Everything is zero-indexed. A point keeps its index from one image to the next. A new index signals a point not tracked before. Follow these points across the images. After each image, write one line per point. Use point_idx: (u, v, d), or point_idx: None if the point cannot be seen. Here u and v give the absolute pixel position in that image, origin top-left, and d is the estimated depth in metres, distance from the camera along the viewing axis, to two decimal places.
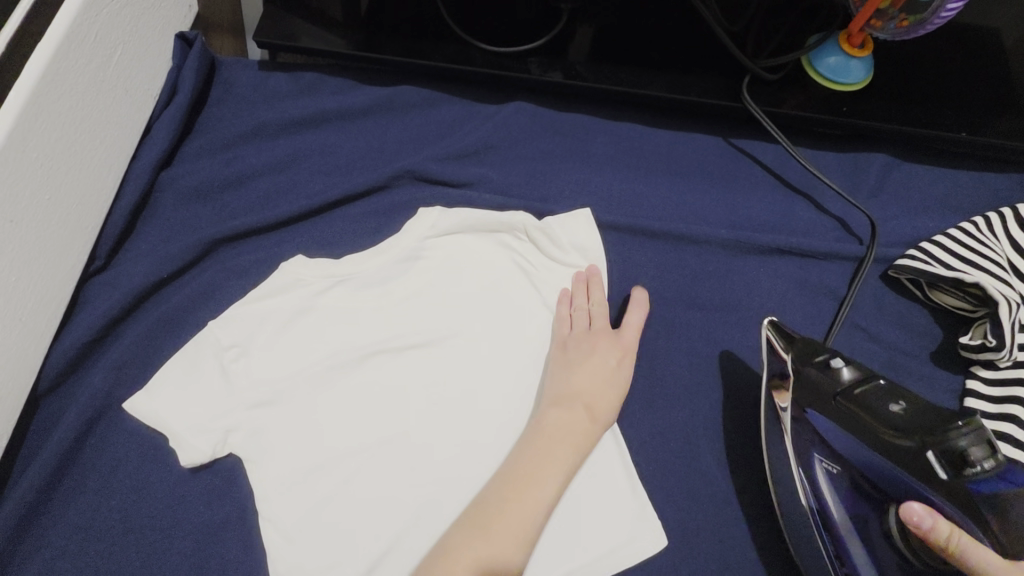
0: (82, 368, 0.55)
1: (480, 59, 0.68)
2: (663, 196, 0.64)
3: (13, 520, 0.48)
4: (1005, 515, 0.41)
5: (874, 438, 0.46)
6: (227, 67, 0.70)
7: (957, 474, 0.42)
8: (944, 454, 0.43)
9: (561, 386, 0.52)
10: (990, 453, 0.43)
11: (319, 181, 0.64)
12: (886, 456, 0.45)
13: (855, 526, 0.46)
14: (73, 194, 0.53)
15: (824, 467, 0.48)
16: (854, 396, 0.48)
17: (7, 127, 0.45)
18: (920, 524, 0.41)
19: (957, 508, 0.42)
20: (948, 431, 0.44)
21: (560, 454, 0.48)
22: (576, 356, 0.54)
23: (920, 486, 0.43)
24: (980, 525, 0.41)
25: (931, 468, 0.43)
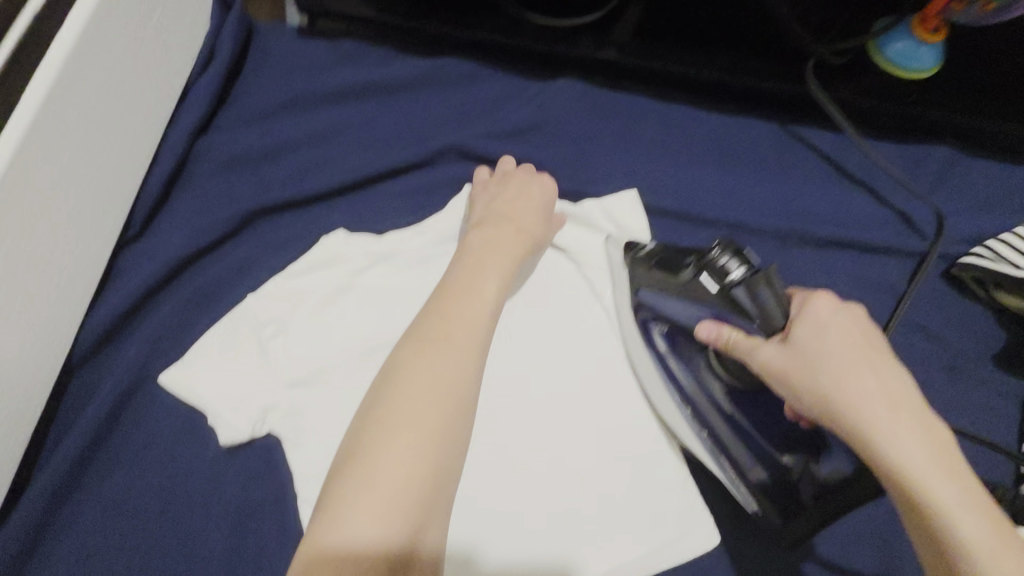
0: (117, 339, 0.53)
1: (529, 31, 0.65)
2: (716, 183, 0.62)
3: (46, 493, 0.47)
4: (753, 304, 0.45)
5: (668, 287, 0.49)
6: (264, 34, 0.68)
7: (721, 284, 0.46)
8: (711, 270, 0.47)
9: (485, 253, 0.51)
10: (741, 261, 0.46)
11: (359, 156, 0.62)
12: (680, 300, 0.48)
13: (684, 364, 0.51)
14: (110, 158, 0.51)
15: (657, 326, 0.52)
16: (654, 264, 0.51)
17: (50, 83, 0.43)
18: (709, 339, 0.46)
19: (730, 311, 0.45)
20: (706, 256, 0.48)
21: (467, 336, 0.45)
22: (499, 229, 0.53)
23: (702, 307, 0.47)
24: (743, 315, 0.45)
25: (704, 288, 0.47)
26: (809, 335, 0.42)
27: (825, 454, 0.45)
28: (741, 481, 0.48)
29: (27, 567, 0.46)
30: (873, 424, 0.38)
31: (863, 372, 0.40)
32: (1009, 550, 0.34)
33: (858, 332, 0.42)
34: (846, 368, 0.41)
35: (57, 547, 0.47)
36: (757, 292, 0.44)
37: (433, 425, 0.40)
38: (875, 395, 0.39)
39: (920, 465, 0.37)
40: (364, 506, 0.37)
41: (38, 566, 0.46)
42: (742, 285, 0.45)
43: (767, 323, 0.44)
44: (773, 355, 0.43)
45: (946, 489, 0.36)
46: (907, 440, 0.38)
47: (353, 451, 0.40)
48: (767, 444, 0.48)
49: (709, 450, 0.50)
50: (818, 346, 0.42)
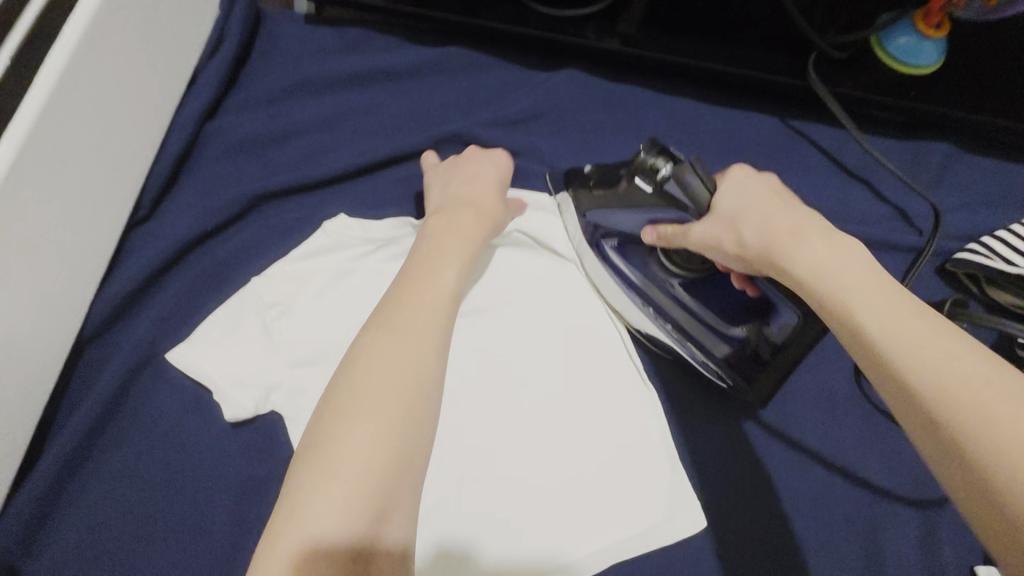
0: (126, 317, 0.54)
1: (535, 22, 0.65)
2: (715, 175, 0.62)
3: (57, 463, 0.49)
4: (682, 191, 0.48)
5: (611, 200, 0.54)
6: (273, 20, 0.69)
7: (653, 184, 0.50)
8: (642, 173, 0.50)
9: (444, 241, 0.51)
10: (664, 156, 0.50)
11: (363, 142, 0.63)
12: (623, 211, 0.54)
13: (643, 274, 0.55)
14: (121, 138, 0.52)
15: (609, 243, 0.56)
16: (595, 181, 0.56)
17: (63, 64, 0.44)
18: (655, 242, 0.51)
19: (666, 208, 0.50)
20: (635, 161, 0.51)
21: (424, 315, 0.45)
22: (460, 216, 0.53)
23: (641, 212, 0.52)
24: (679, 208, 0.49)
25: (640, 190, 0.51)
26: (731, 200, 0.46)
27: (770, 318, 0.49)
28: (709, 360, 0.53)
29: (40, 533, 0.48)
30: (794, 254, 0.42)
31: (784, 217, 0.44)
32: (942, 345, 0.35)
33: (768, 189, 0.47)
34: (766, 216, 0.44)
35: (66, 515, 0.48)
36: (684, 180, 0.48)
37: (391, 413, 0.40)
38: (792, 231, 0.43)
39: (885, 316, 0.37)
40: (324, 501, 0.37)
41: (50, 532, 0.48)
42: (671, 178, 0.49)
43: (697, 203, 0.48)
44: (702, 228, 0.47)
45: (873, 302, 0.38)
46: (870, 300, 0.38)
47: (311, 446, 0.39)
48: (724, 320, 0.52)
49: (676, 340, 0.54)
50: (738, 203, 0.46)
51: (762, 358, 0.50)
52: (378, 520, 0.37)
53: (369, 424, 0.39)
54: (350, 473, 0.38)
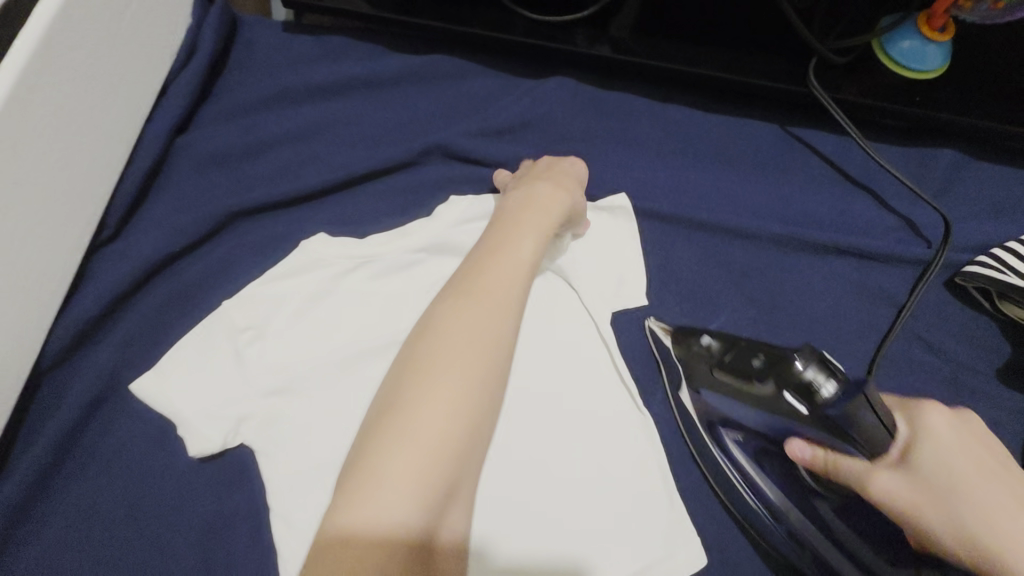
0: (89, 344, 0.51)
1: (522, 28, 0.62)
2: (712, 186, 0.60)
3: (10, 505, 0.45)
4: (854, 428, 0.40)
5: (745, 395, 0.45)
6: (249, 27, 0.66)
7: (812, 408, 0.41)
8: (797, 391, 0.41)
9: (520, 217, 0.50)
10: (827, 374, 0.41)
11: (343, 154, 0.60)
12: (757, 409, 0.45)
13: (780, 489, 0.47)
14: (85, 155, 0.49)
15: (734, 439, 0.49)
16: (722, 368, 0.47)
17: (15, 77, 0.40)
18: (810, 459, 0.44)
19: (828, 435, 0.41)
20: (786, 369, 0.42)
21: (512, 288, 0.45)
22: (539, 189, 0.52)
23: (786, 422, 0.43)
24: (839, 438, 0.41)
25: (792, 408, 0.42)
26: (927, 431, 0.40)
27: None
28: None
29: None
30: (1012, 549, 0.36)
31: (979, 487, 0.38)
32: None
33: (967, 437, 0.40)
34: (997, 508, 0.37)
35: (19, 561, 0.45)
36: (863, 423, 0.39)
37: (474, 387, 0.40)
38: (993, 517, 0.37)
39: None
40: (400, 465, 0.36)
41: None
42: (841, 408, 0.39)
43: (875, 447, 0.40)
44: (885, 475, 0.40)
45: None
46: None
47: (391, 406, 0.39)
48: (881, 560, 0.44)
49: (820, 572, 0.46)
50: (943, 451, 0.39)
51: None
52: (446, 499, 0.38)
53: (454, 390, 0.39)
54: (436, 439, 0.37)
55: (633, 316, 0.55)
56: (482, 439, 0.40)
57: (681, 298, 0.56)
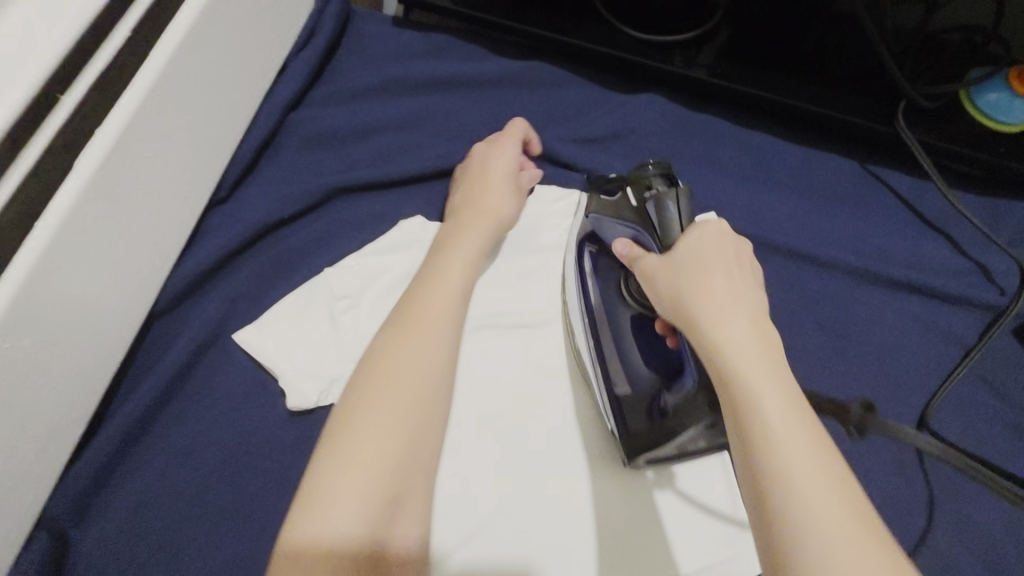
0: (197, 295, 0.55)
1: (623, 44, 0.66)
2: (791, 212, 0.62)
3: (119, 434, 0.49)
4: (658, 216, 0.47)
5: (608, 208, 0.52)
6: (361, 19, 0.69)
7: (637, 197, 0.50)
8: (637, 187, 0.50)
9: (454, 240, 0.52)
10: (667, 183, 0.50)
11: (441, 145, 0.63)
12: (616, 221, 0.51)
13: (603, 298, 0.53)
14: (217, 121, 0.53)
15: (590, 249, 0.54)
16: (602, 184, 0.54)
17: (173, 47, 0.44)
18: (623, 253, 0.47)
19: (637, 225, 0.49)
20: (637, 173, 0.51)
21: (447, 308, 0.47)
22: (470, 208, 0.54)
23: (626, 227, 0.50)
24: (650, 225, 0.48)
25: (626, 203, 0.51)
26: (687, 244, 0.42)
27: (678, 381, 0.47)
28: (602, 385, 0.51)
29: (94, 505, 0.48)
30: (729, 352, 0.36)
31: (731, 306, 0.38)
32: (838, 511, 0.31)
33: (733, 257, 0.41)
34: (695, 259, 0.41)
35: (121, 488, 0.48)
36: (662, 204, 0.47)
37: (400, 408, 0.42)
38: (770, 345, 0.37)
39: (738, 348, 0.36)
40: (343, 488, 0.38)
41: (102, 506, 0.48)
42: (654, 196, 0.48)
43: (665, 235, 0.46)
44: (653, 259, 0.44)
45: (794, 431, 0.33)
46: (754, 368, 0.35)
47: (325, 442, 0.40)
48: (641, 367, 0.50)
49: (594, 365, 0.51)
50: (691, 265, 0.41)
51: (648, 420, 0.48)
52: (392, 507, 0.39)
53: (383, 406, 0.41)
54: (370, 454, 0.39)
55: None
56: (425, 451, 0.42)
57: None
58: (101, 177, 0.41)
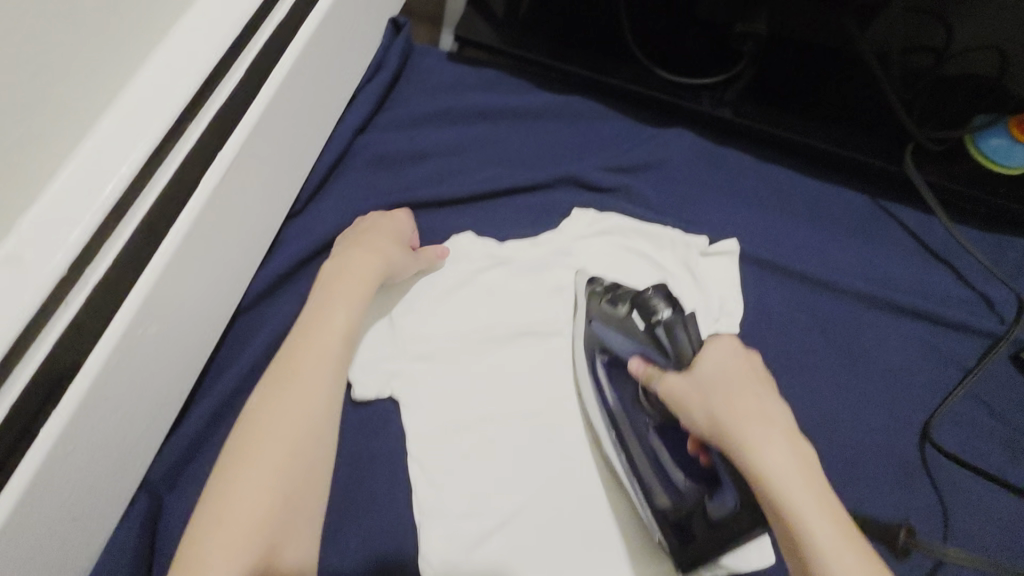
0: (275, 294, 0.62)
1: (656, 83, 0.73)
2: (806, 241, 0.68)
3: (209, 413, 0.56)
4: (670, 341, 0.49)
5: (611, 321, 0.55)
6: (420, 53, 0.77)
7: (646, 324, 0.52)
8: (643, 310, 0.52)
9: (335, 291, 0.55)
10: (671, 306, 0.51)
11: (490, 169, 0.71)
12: (618, 332, 0.54)
13: (625, 410, 0.55)
14: (301, 144, 0.62)
15: (602, 356, 0.58)
16: (602, 312, 0.57)
17: (275, 86, 0.55)
18: (638, 370, 0.51)
19: (644, 343, 0.52)
20: (638, 297, 0.53)
21: (322, 362, 0.50)
22: (358, 253, 0.57)
23: (631, 343, 0.53)
24: (659, 349, 0.50)
25: (633, 322, 0.53)
26: (706, 364, 0.46)
27: (711, 498, 0.47)
28: (644, 499, 0.53)
29: (184, 474, 0.55)
30: (773, 483, 0.40)
31: (764, 436, 0.42)
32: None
33: (750, 372, 0.45)
34: (719, 382, 0.45)
35: (208, 460, 0.55)
36: (672, 334, 0.49)
37: (269, 462, 0.45)
38: (803, 463, 0.41)
39: (780, 472, 0.41)
40: (213, 544, 0.41)
41: (191, 474, 0.55)
42: (664, 323, 0.50)
43: (680, 357, 0.48)
44: (675, 377, 0.47)
45: (839, 546, 0.39)
46: (799, 490, 0.40)
47: (207, 498, 0.44)
48: (677, 474, 0.51)
49: (627, 471, 0.54)
50: (719, 390, 0.44)
51: (695, 525, 0.49)
52: (268, 562, 0.43)
53: (270, 462, 0.45)
54: (252, 513, 0.43)
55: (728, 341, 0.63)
56: (299, 502, 0.46)
57: (769, 334, 0.64)
58: (217, 195, 0.51)
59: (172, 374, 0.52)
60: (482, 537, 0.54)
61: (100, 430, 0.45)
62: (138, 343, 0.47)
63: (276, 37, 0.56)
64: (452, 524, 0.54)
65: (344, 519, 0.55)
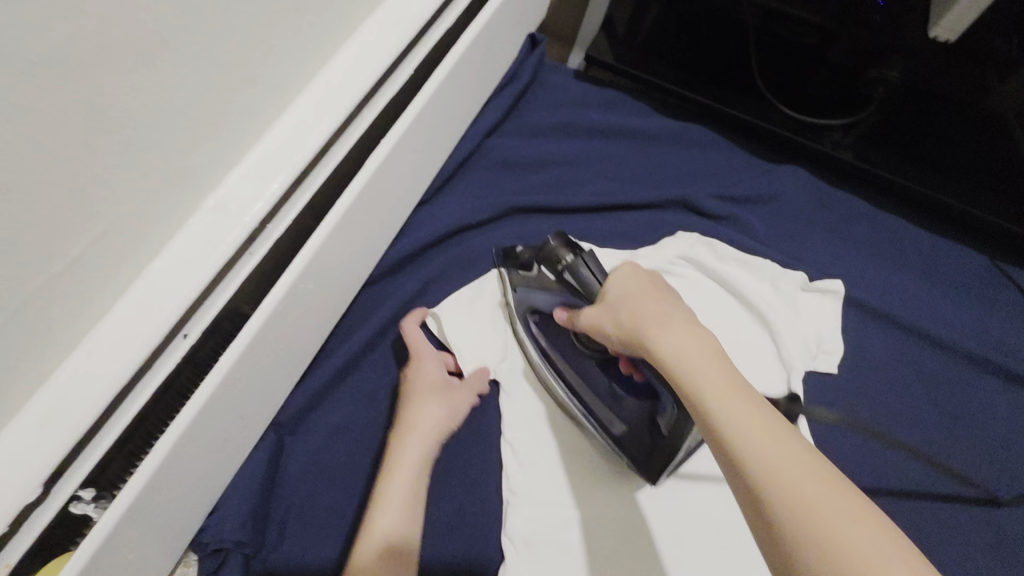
0: (398, 273, 0.69)
1: (777, 119, 0.75)
2: (914, 291, 0.68)
3: (332, 371, 0.63)
4: (580, 285, 0.52)
5: (535, 279, 0.61)
6: (550, 68, 0.82)
7: (555, 272, 0.54)
8: (547, 262, 0.54)
9: (386, 488, 0.54)
10: (570, 250, 0.53)
11: (603, 184, 0.75)
12: (543, 291, 0.60)
13: (558, 352, 0.61)
14: (441, 142, 0.68)
15: (532, 319, 0.63)
16: (520, 275, 0.62)
17: (434, 88, 0.61)
18: (564, 321, 0.56)
19: (564, 291, 0.57)
20: (544, 248, 0.54)
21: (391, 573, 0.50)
22: (404, 445, 0.56)
23: (556, 294, 0.59)
24: (574, 291, 0.54)
25: (549, 279, 0.59)
26: (612, 289, 0.49)
27: (659, 407, 0.57)
28: (604, 433, 0.58)
29: (304, 421, 0.62)
30: (669, 358, 0.41)
31: (663, 323, 0.43)
32: (789, 456, 0.33)
33: (652, 287, 0.48)
34: (630, 297, 0.47)
35: (327, 411, 0.62)
36: (577, 274, 0.52)
37: None
38: (698, 338, 0.42)
39: (681, 349, 0.41)
40: None
41: (311, 422, 0.62)
42: (568, 268, 0.52)
43: (589, 293, 0.51)
44: (590, 310, 0.50)
45: (735, 406, 0.36)
46: (707, 372, 0.39)
47: None
48: (623, 399, 0.59)
49: (579, 409, 0.59)
50: (622, 302, 0.47)
51: (653, 441, 0.56)
52: None
53: None
54: None
55: (823, 379, 0.63)
56: None
57: (866, 381, 0.64)
58: (374, 180, 0.57)
59: (309, 332, 0.58)
60: (564, 526, 0.57)
61: (257, 369, 0.52)
62: (296, 301, 0.53)
63: (435, 45, 0.63)
64: (537, 510, 0.57)
65: (440, 486, 0.60)
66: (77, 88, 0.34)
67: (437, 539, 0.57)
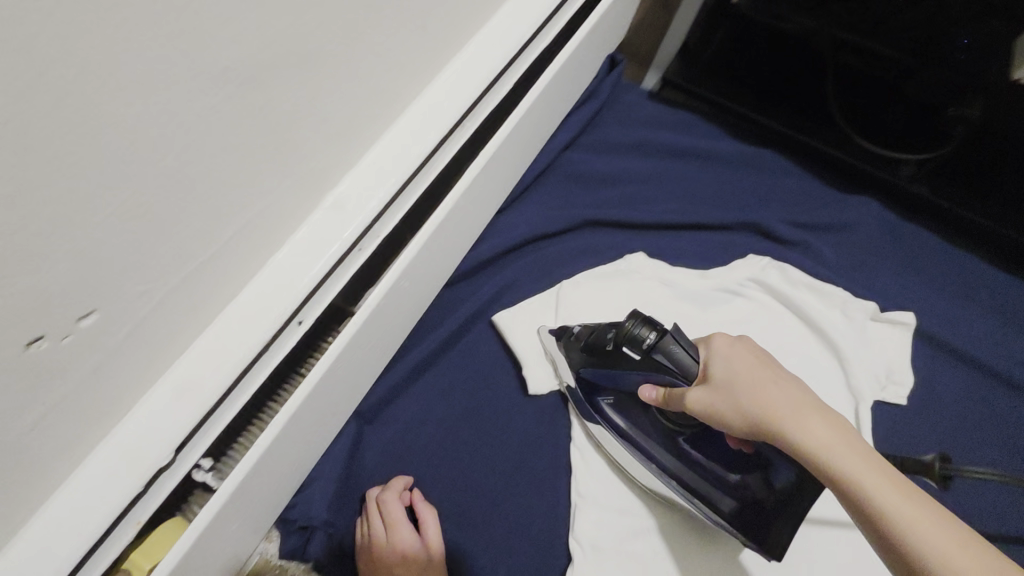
0: (475, 277, 0.71)
1: (855, 151, 0.77)
2: (985, 329, 0.68)
3: (411, 366, 0.65)
4: (673, 362, 0.50)
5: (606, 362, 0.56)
6: (627, 88, 0.84)
7: (641, 354, 0.51)
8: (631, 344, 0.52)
9: None
10: (653, 326, 0.51)
11: (675, 203, 0.77)
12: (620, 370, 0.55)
13: (637, 428, 0.58)
14: (524, 154, 0.71)
15: (605, 400, 0.60)
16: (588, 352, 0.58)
17: (527, 106, 0.65)
18: (656, 400, 0.53)
19: (652, 371, 0.52)
20: (622, 333, 0.52)
21: None
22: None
23: (635, 372, 0.53)
24: (665, 371, 0.51)
25: (630, 357, 0.53)
26: (718, 369, 0.48)
27: (774, 474, 0.50)
28: (709, 509, 0.54)
29: (381, 414, 0.64)
30: (816, 449, 0.43)
31: (795, 409, 0.45)
32: (967, 550, 0.37)
33: (756, 360, 0.48)
34: (744, 378, 0.47)
35: (402, 405, 0.65)
36: (670, 353, 0.50)
37: None
38: (828, 423, 0.44)
39: (827, 441, 0.43)
40: None
41: (388, 415, 0.64)
42: (658, 348, 0.50)
43: (687, 373, 0.50)
44: (696, 392, 0.49)
45: (895, 500, 0.40)
46: (858, 464, 0.42)
47: None
48: (729, 474, 0.53)
49: (676, 485, 0.56)
50: (739, 384, 0.47)
51: (771, 512, 0.50)
52: None
53: None
54: None
55: (891, 410, 0.64)
56: None
57: (935, 416, 0.64)
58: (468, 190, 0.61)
59: (395, 329, 0.62)
60: (631, 535, 0.59)
61: (352, 361, 0.55)
62: (391, 299, 0.56)
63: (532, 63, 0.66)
64: (605, 515, 0.59)
65: (510, 486, 0.62)
66: (255, 90, 0.37)
67: (508, 534, 0.60)
